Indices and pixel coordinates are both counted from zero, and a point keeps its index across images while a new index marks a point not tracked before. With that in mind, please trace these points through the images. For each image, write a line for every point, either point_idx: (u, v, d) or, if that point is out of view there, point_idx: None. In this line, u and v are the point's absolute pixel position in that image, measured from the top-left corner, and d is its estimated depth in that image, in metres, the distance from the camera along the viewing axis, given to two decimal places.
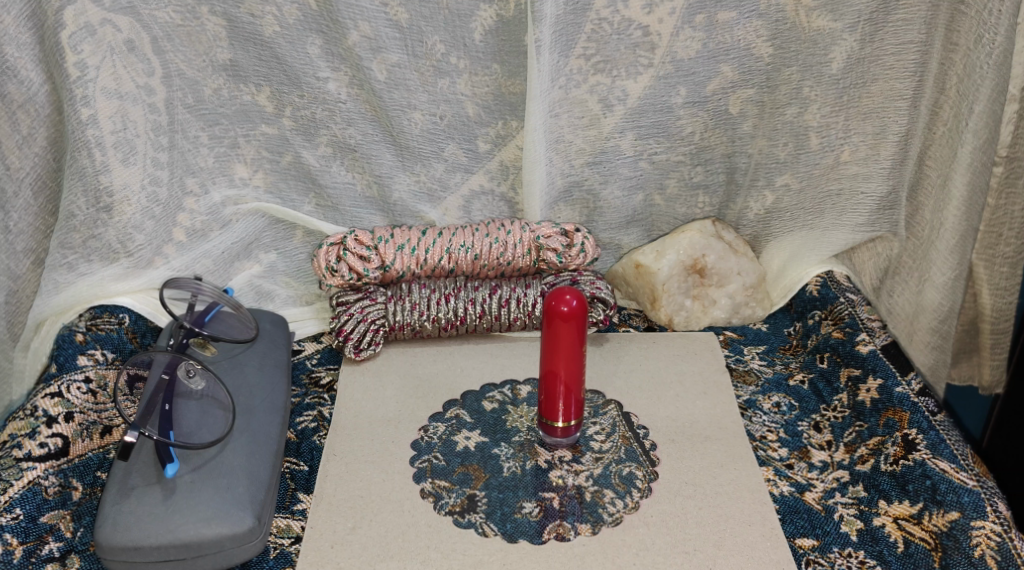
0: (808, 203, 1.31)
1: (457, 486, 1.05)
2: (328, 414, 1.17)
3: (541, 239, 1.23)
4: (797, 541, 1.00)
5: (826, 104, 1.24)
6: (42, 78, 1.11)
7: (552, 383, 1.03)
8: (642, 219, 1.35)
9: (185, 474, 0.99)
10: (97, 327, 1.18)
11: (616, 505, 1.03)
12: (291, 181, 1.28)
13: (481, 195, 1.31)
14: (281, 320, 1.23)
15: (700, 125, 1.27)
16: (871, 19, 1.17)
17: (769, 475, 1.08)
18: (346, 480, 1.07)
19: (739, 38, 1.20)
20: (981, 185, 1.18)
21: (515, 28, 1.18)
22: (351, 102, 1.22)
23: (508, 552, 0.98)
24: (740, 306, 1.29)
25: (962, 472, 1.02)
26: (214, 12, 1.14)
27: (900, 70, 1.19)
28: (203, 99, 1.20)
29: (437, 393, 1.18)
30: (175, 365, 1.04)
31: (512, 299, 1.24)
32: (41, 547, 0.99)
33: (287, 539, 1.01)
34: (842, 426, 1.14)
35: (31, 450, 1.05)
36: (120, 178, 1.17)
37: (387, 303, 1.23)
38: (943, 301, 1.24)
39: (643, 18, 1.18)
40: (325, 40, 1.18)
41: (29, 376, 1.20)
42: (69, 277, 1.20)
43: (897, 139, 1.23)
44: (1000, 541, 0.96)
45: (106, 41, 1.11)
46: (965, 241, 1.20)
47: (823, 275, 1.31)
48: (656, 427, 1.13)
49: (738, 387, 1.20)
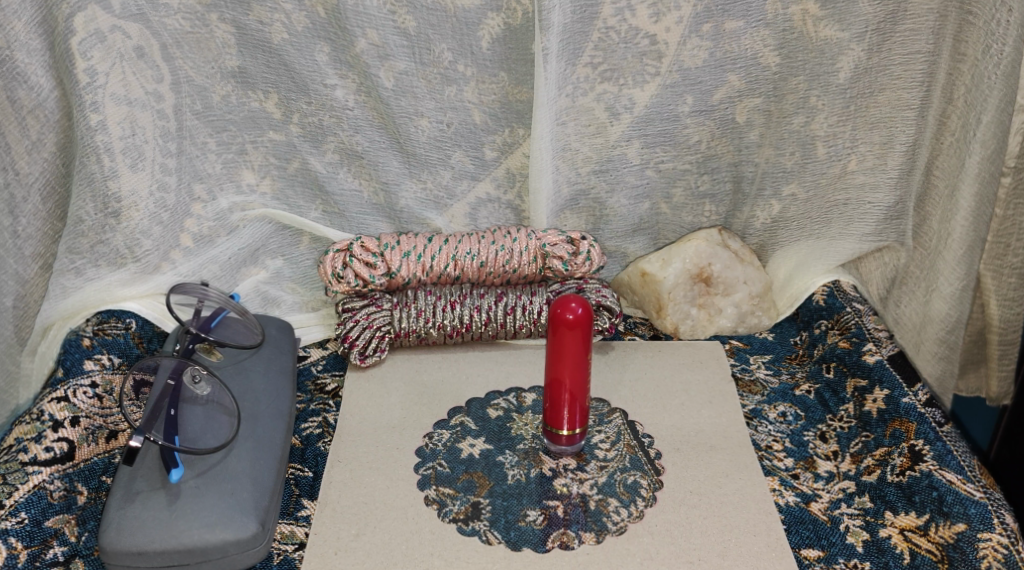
0: (814, 213, 1.31)
1: (461, 492, 1.05)
2: (333, 420, 1.17)
3: (546, 247, 1.24)
4: (803, 552, 1.00)
5: (833, 114, 1.23)
6: (52, 84, 1.11)
7: (557, 391, 1.03)
8: (648, 228, 1.35)
9: (189, 479, 0.99)
10: (105, 331, 1.19)
11: (621, 513, 1.02)
12: (298, 188, 1.28)
13: (487, 203, 1.31)
14: (287, 326, 1.24)
15: (706, 133, 1.27)
16: (878, 28, 1.17)
17: (774, 485, 1.08)
18: (350, 486, 1.07)
19: (746, 47, 1.20)
20: (989, 196, 1.17)
21: (522, 36, 1.18)
22: (358, 109, 1.23)
23: (511, 560, 0.97)
24: (746, 315, 1.29)
25: (970, 484, 1.02)
26: (223, 20, 1.15)
27: (908, 79, 1.19)
28: (211, 105, 1.20)
29: (442, 400, 1.18)
30: (181, 370, 1.03)
31: (517, 307, 1.24)
32: (45, 551, 0.99)
33: (291, 545, 1.01)
34: (849, 437, 1.13)
35: (37, 454, 1.05)
36: (129, 184, 1.17)
37: (392, 310, 1.23)
38: (951, 311, 1.24)
39: (649, 27, 1.18)
40: (333, 48, 1.18)
41: (36, 381, 1.22)
42: (76, 282, 1.21)
43: (905, 148, 1.23)
44: (1007, 554, 0.95)
45: (115, 47, 1.11)
46: (973, 251, 1.20)
47: (829, 284, 1.31)
48: (661, 436, 1.13)
49: (744, 396, 1.20)
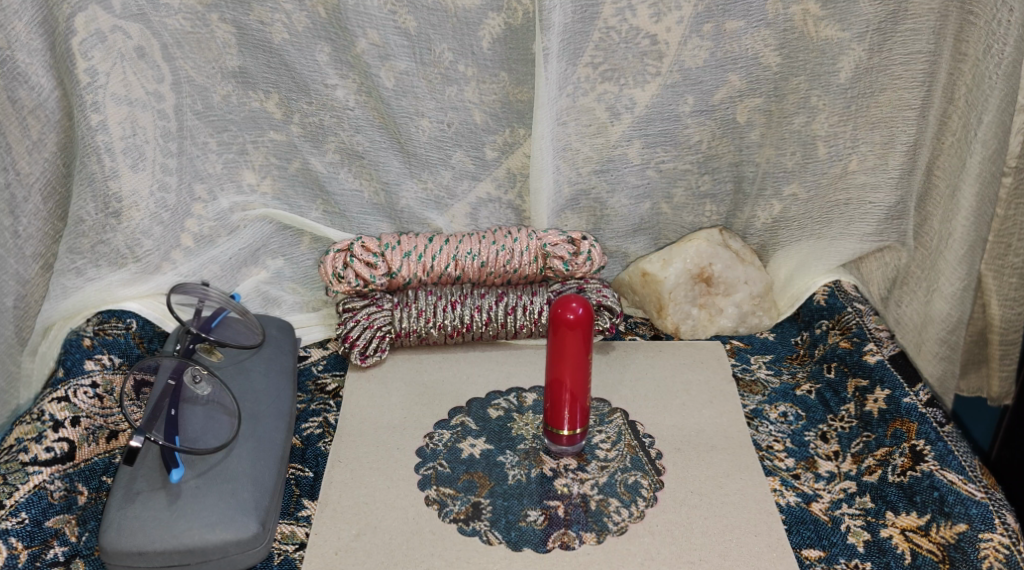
0: (815, 213, 1.31)
1: (462, 492, 1.05)
2: (334, 420, 1.17)
3: (547, 247, 1.24)
4: (803, 552, 1.00)
5: (834, 114, 1.23)
6: (52, 84, 1.11)
7: (557, 391, 1.02)
8: (649, 228, 1.35)
9: (190, 479, 0.99)
10: (105, 332, 1.19)
11: (622, 514, 1.02)
12: (298, 188, 1.28)
13: (488, 203, 1.31)
14: (287, 326, 1.24)
15: (707, 133, 1.27)
16: (880, 28, 1.17)
17: (775, 485, 1.08)
18: (351, 486, 1.07)
19: (747, 47, 1.20)
20: (990, 196, 1.17)
21: (523, 36, 1.18)
22: (358, 109, 1.23)
23: (512, 560, 0.97)
24: (747, 315, 1.29)
25: (971, 484, 1.02)
26: (225, 20, 1.15)
27: (908, 79, 1.19)
28: (212, 105, 1.20)
29: (443, 400, 1.18)
30: (182, 370, 1.03)
31: (518, 307, 1.24)
32: (46, 551, 0.99)
33: (291, 545, 1.01)
34: (851, 437, 1.13)
35: (37, 454, 1.05)
36: (129, 184, 1.17)
37: (392, 310, 1.23)
38: (952, 311, 1.24)
39: (650, 27, 1.18)
40: (334, 48, 1.18)
41: (37, 381, 1.22)
42: (77, 282, 1.21)
43: (906, 148, 1.23)
44: (1008, 554, 0.95)
45: (116, 47, 1.11)
46: (974, 251, 1.20)
47: (830, 284, 1.31)
48: (662, 436, 1.13)
49: (744, 397, 1.20)
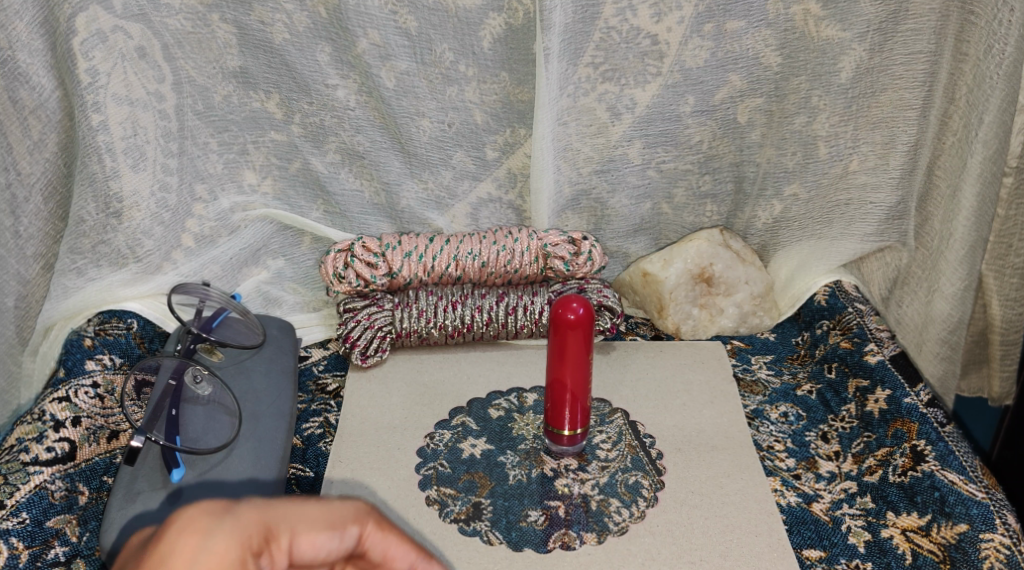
0: (815, 212, 1.31)
1: (462, 493, 1.05)
2: (334, 420, 1.17)
3: (547, 247, 1.24)
4: (804, 552, 1.00)
5: (835, 114, 1.23)
6: (53, 84, 1.11)
7: (557, 391, 1.02)
8: (650, 228, 1.35)
9: (190, 479, 0.99)
10: (106, 332, 1.19)
11: (622, 514, 1.02)
12: (299, 188, 1.28)
13: (489, 203, 1.31)
14: (288, 326, 1.24)
15: (708, 133, 1.27)
16: (881, 28, 1.17)
17: (775, 486, 1.08)
18: (351, 486, 1.07)
19: (748, 47, 1.20)
20: (991, 196, 1.17)
21: (525, 36, 1.18)
22: (359, 109, 1.23)
23: (513, 560, 0.97)
24: (748, 315, 1.29)
25: (972, 484, 1.02)
26: (225, 20, 1.15)
27: (909, 79, 1.19)
28: (212, 105, 1.20)
29: (443, 400, 1.18)
30: (182, 370, 1.03)
31: (519, 306, 1.24)
32: (46, 551, 0.99)
33: None
34: (851, 437, 1.13)
35: (38, 454, 1.05)
36: (130, 184, 1.17)
37: (393, 310, 1.23)
38: (953, 311, 1.24)
39: (650, 27, 1.18)
40: (335, 48, 1.18)
41: (38, 382, 1.22)
42: (78, 282, 1.21)
43: (906, 148, 1.23)
44: (1009, 554, 0.95)
45: (117, 47, 1.11)
46: (975, 251, 1.20)
47: (830, 284, 1.31)
48: (663, 436, 1.13)
49: (745, 397, 1.20)
